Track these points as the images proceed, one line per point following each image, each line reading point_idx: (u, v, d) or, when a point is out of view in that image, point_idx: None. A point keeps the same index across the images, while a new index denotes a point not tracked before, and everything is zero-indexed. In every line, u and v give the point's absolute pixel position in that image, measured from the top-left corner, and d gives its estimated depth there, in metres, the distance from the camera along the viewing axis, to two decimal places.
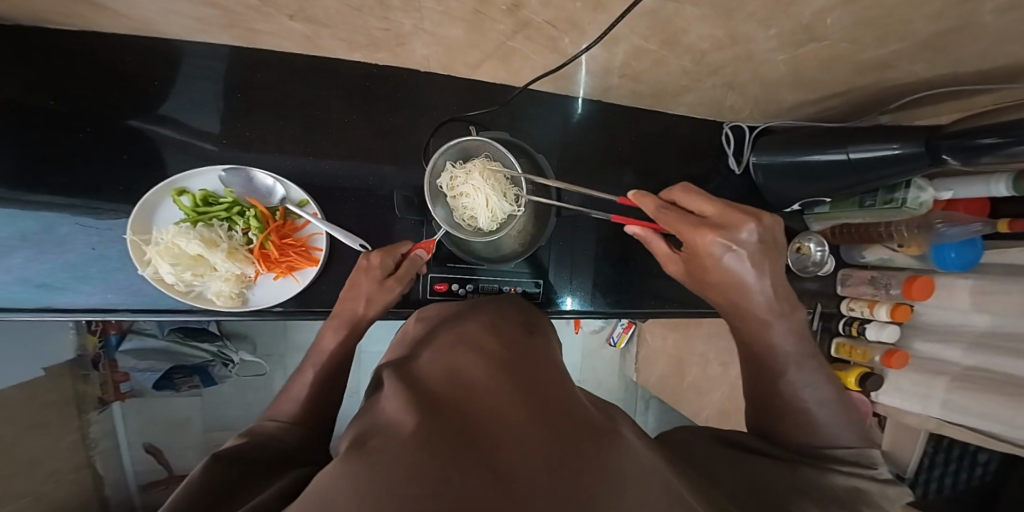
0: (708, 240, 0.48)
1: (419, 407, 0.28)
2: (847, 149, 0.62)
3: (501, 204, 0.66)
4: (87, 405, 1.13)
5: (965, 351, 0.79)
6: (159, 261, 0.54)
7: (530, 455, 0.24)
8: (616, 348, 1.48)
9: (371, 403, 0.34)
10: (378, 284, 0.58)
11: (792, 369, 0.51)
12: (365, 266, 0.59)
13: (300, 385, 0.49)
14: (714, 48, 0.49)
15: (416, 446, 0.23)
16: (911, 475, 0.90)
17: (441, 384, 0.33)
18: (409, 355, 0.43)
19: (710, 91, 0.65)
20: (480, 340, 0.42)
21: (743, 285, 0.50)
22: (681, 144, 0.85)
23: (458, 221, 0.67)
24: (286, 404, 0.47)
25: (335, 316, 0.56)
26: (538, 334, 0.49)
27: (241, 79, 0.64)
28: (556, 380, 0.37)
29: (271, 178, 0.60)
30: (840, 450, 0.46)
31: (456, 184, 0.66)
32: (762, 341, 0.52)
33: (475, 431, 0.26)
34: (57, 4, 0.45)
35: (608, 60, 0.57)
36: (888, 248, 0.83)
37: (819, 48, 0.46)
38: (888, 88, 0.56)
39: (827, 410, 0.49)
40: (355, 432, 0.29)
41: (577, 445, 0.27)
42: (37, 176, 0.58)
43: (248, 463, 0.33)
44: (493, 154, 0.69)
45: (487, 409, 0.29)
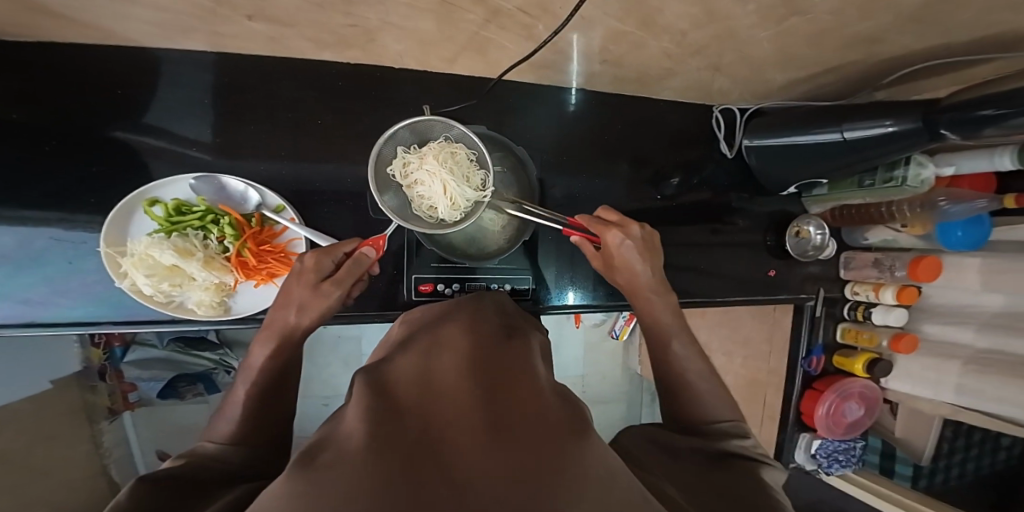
0: (614, 235, 0.61)
1: (381, 412, 0.27)
2: (841, 127, 0.60)
3: (461, 189, 0.61)
4: (97, 415, 1.15)
5: (976, 332, 0.76)
6: (134, 272, 0.54)
7: (492, 453, 0.23)
8: (618, 340, 1.47)
9: (340, 409, 0.33)
10: (311, 290, 0.53)
11: (677, 346, 0.58)
12: (298, 268, 0.54)
13: (234, 404, 0.46)
14: (694, 27, 0.46)
15: (368, 455, 0.22)
16: (927, 462, 0.89)
17: (410, 387, 0.32)
18: (386, 357, 0.42)
19: (696, 74, 0.63)
20: (456, 340, 0.41)
21: (636, 271, 0.61)
22: (672, 129, 0.83)
23: (417, 212, 0.62)
24: (222, 423, 0.44)
25: (266, 327, 0.52)
26: (520, 333, 0.48)
27: (216, 83, 0.63)
28: (531, 379, 0.35)
29: (242, 184, 0.59)
30: (723, 424, 0.50)
31: (409, 170, 0.61)
32: (656, 321, 0.60)
33: (436, 435, 0.25)
34: (17, 14, 0.44)
35: (587, 46, 0.55)
36: (891, 229, 0.80)
37: (803, 22, 0.43)
38: (880, 62, 0.53)
39: (709, 384, 0.54)
40: (317, 439, 0.27)
41: (545, 442, 0.25)
42: (16, 191, 0.57)
43: (188, 483, 0.31)
44: (453, 137, 0.64)
45: (452, 412, 0.27)
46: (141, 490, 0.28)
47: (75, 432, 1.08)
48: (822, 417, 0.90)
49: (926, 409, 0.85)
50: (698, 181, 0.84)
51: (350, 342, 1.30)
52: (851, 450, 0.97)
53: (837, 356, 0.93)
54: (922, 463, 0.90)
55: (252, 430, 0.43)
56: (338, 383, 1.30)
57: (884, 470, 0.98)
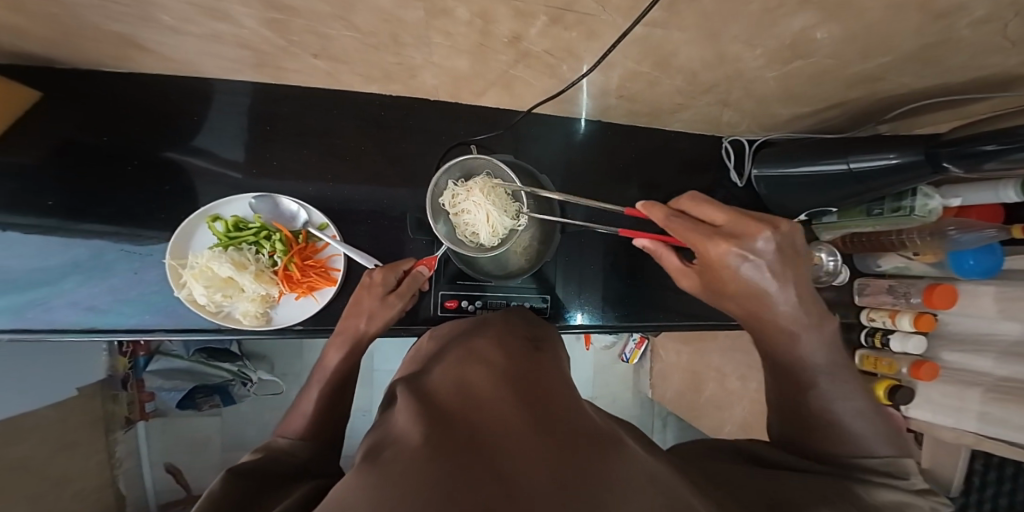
0: (721, 249, 0.46)
1: (431, 419, 0.30)
2: (847, 159, 0.63)
3: (501, 219, 0.66)
4: (115, 424, 1.18)
5: (996, 360, 0.74)
6: (193, 283, 0.58)
7: (533, 458, 0.26)
8: (629, 363, 1.48)
9: (385, 416, 0.36)
10: (378, 301, 0.61)
11: (826, 382, 0.49)
12: (368, 283, 0.61)
13: (309, 401, 0.52)
14: (705, 67, 0.51)
15: (426, 456, 0.25)
16: (957, 494, 0.87)
17: (451, 396, 0.35)
18: (421, 369, 0.45)
19: (706, 108, 0.67)
20: (488, 354, 0.43)
21: (765, 294, 0.47)
22: (684, 159, 0.87)
23: (459, 238, 0.68)
24: (296, 418, 0.49)
25: (339, 333, 0.59)
26: (545, 346, 0.51)
27: (267, 113, 0.69)
28: (561, 390, 0.38)
29: (296, 203, 0.64)
30: (874, 461, 0.44)
31: (457, 201, 0.67)
32: (795, 353, 0.50)
33: (482, 441, 0.27)
34: (109, 49, 0.51)
35: (606, 83, 0.60)
36: (903, 256, 0.82)
37: (807, 64, 0.48)
38: (885, 99, 0.57)
39: (865, 423, 0.47)
40: (371, 441, 0.31)
41: (576, 447, 0.28)
42: (90, 208, 0.63)
43: (262, 475, 0.35)
44: (494, 172, 0.70)
45: (494, 420, 0.30)
46: (230, 480, 0.32)
47: (91, 443, 1.11)
48: None
49: (948, 439, 0.83)
50: None
51: (363, 358, 1.33)
52: None
53: None
54: (952, 495, 0.87)
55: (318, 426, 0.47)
56: None
57: None
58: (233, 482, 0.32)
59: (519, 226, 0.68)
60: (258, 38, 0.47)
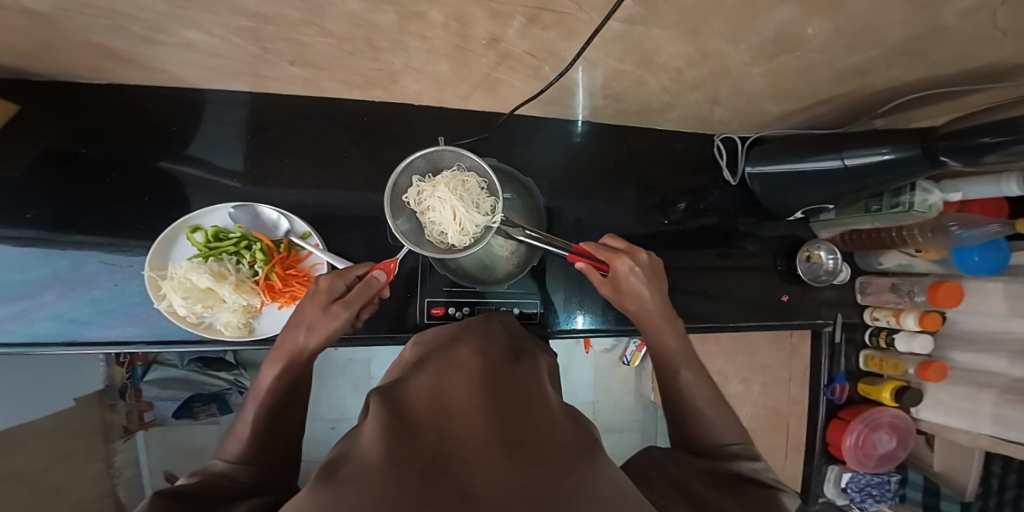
0: (623, 261, 0.62)
1: (399, 432, 0.29)
2: (841, 154, 0.61)
3: (470, 215, 0.63)
4: (112, 434, 1.19)
5: (1008, 359, 0.72)
6: (172, 294, 0.58)
7: (498, 472, 0.24)
8: (630, 366, 1.45)
9: (357, 426, 0.35)
10: (322, 311, 0.56)
11: (681, 366, 0.55)
12: (312, 291, 0.57)
13: (243, 424, 0.48)
14: (689, 65, 0.50)
15: (386, 474, 0.23)
16: (972, 499, 0.83)
17: (425, 407, 0.34)
18: (401, 378, 0.44)
19: (695, 106, 0.66)
20: (468, 362, 0.42)
21: (642, 297, 0.61)
22: (677, 158, 0.85)
23: (428, 237, 0.65)
24: (232, 442, 0.45)
25: (277, 348, 0.54)
26: (530, 355, 0.50)
27: (252, 120, 0.68)
28: (538, 401, 0.36)
29: (276, 212, 0.63)
30: (735, 446, 0.46)
31: (422, 197, 0.64)
32: (659, 340, 0.59)
33: (448, 455, 0.26)
34: (89, 60, 0.51)
35: (591, 83, 0.59)
36: (905, 254, 0.79)
37: (794, 59, 0.46)
38: (878, 94, 0.55)
39: (712, 409, 0.51)
40: (334, 456, 0.29)
41: (543, 459, 0.27)
42: (77, 219, 0.63)
43: (196, 499, 0.32)
44: (464, 166, 0.67)
45: (462, 432, 0.29)
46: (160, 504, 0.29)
47: (87, 452, 1.11)
48: (850, 448, 0.87)
49: (965, 442, 0.79)
50: (704, 207, 0.86)
51: (361, 366, 1.32)
52: (885, 484, 0.93)
53: (862, 384, 0.90)
54: (967, 500, 0.84)
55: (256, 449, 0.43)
56: (346, 406, 1.32)
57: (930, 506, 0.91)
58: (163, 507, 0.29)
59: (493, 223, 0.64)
60: (235, 46, 0.46)
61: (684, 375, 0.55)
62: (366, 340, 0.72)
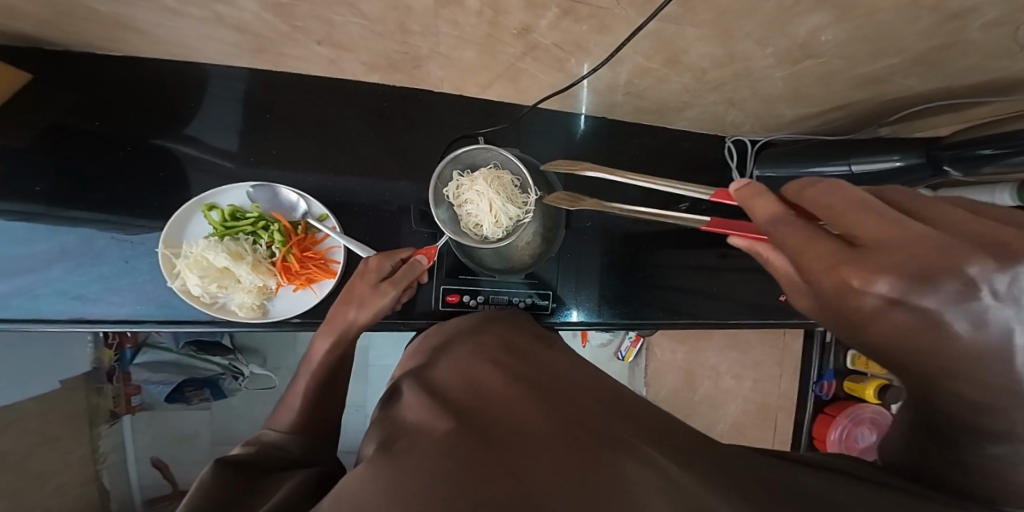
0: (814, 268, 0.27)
1: (443, 410, 0.30)
2: (848, 160, 0.64)
3: (506, 209, 0.65)
4: (99, 418, 1.15)
5: None
6: (187, 273, 0.57)
7: (545, 456, 0.25)
8: (625, 361, 1.48)
9: (392, 408, 0.36)
10: (371, 288, 0.56)
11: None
12: (363, 269, 0.58)
13: (295, 395, 0.51)
14: (714, 66, 0.51)
15: (441, 450, 0.25)
16: None
17: (462, 389, 0.35)
18: (429, 361, 0.45)
19: (712, 106, 0.67)
20: (495, 350, 0.43)
21: (986, 358, 0.24)
22: (686, 157, 0.87)
23: (463, 229, 0.66)
24: (285, 414, 0.48)
25: (327, 321, 0.55)
26: (553, 343, 0.51)
27: (267, 101, 0.67)
28: (567, 387, 0.37)
29: (295, 194, 0.62)
30: None
31: (461, 191, 0.65)
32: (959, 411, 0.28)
33: (499, 438, 0.27)
34: (103, 29, 0.49)
35: (613, 78, 0.60)
36: None
37: (816, 65, 0.48)
38: (890, 102, 0.57)
39: None
40: (380, 434, 0.30)
41: (590, 445, 0.27)
42: (80, 194, 0.61)
43: (252, 468, 0.34)
44: (500, 162, 0.69)
45: (508, 419, 0.30)
46: (222, 471, 0.31)
47: (73, 437, 1.07)
48: (833, 443, 0.89)
49: None
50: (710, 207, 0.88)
51: (359, 353, 1.31)
52: None
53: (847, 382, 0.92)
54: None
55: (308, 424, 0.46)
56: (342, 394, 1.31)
57: None
58: (224, 474, 0.31)
59: (525, 217, 0.67)
60: (263, 24, 0.46)
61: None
62: (377, 327, 0.72)
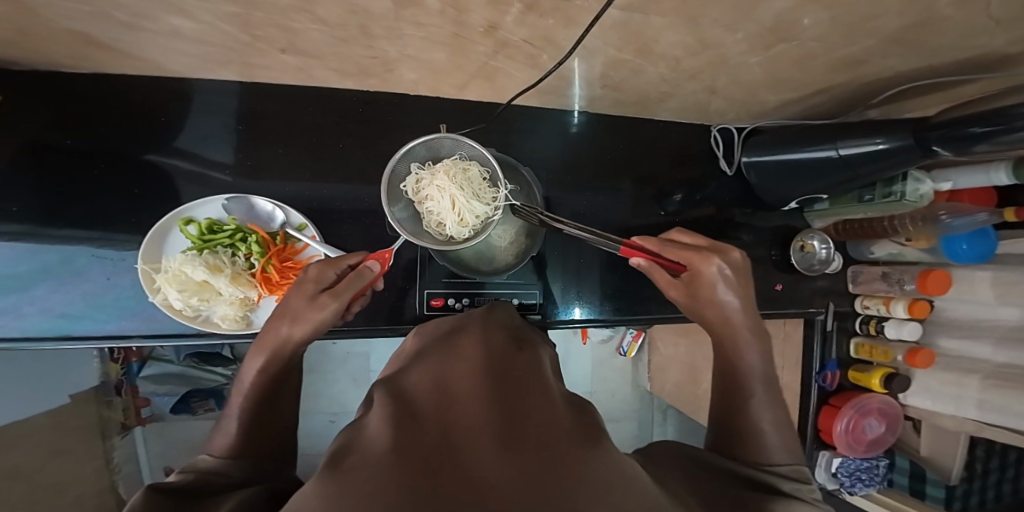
0: (711, 264, 0.55)
1: (399, 419, 0.30)
2: (835, 144, 0.61)
3: (469, 205, 0.62)
4: (110, 430, 1.17)
5: (995, 346, 0.73)
6: (167, 287, 0.57)
7: (492, 463, 0.24)
8: (626, 357, 1.46)
9: (360, 417, 0.35)
10: (309, 300, 0.54)
11: (755, 388, 0.50)
12: (300, 280, 0.55)
13: (232, 418, 0.47)
14: (686, 53, 0.50)
15: (382, 464, 0.24)
16: (957, 482, 0.85)
17: (425, 395, 0.34)
18: (401, 368, 0.44)
19: (693, 95, 0.66)
20: (470, 354, 0.42)
21: (728, 309, 0.54)
22: (674, 148, 0.85)
23: (426, 227, 0.64)
24: (220, 437, 0.44)
25: (261, 337, 0.53)
26: (531, 346, 0.49)
27: (244, 112, 0.67)
28: (534, 392, 0.36)
29: (270, 203, 0.62)
30: (782, 467, 0.43)
31: (421, 186, 0.63)
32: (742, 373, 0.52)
33: (448, 448, 0.26)
34: (73, 48, 0.50)
35: (589, 71, 0.59)
36: (895, 243, 0.80)
37: (792, 48, 0.46)
38: (875, 82, 0.55)
39: (778, 434, 0.46)
40: (335, 444, 0.30)
41: (543, 451, 0.26)
42: (64, 213, 0.62)
43: (187, 493, 0.33)
44: (466, 154, 0.65)
45: (463, 425, 0.29)
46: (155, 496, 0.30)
47: (87, 449, 1.10)
48: (840, 435, 0.88)
49: (949, 427, 0.82)
50: (701, 198, 0.87)
51: (360, 359, 1.32)
52: (873, 468, 0.94)
53: (852, 371, 0.91)
54: (953, 484, 0.86)
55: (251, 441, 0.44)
56: (346, 400, 1.32)
57: (914, 492, 0.93)
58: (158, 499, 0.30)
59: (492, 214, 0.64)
60: (225, 35, 0.45)
61: (755, 392, 0.50)
62: (362, 333, 0.72)
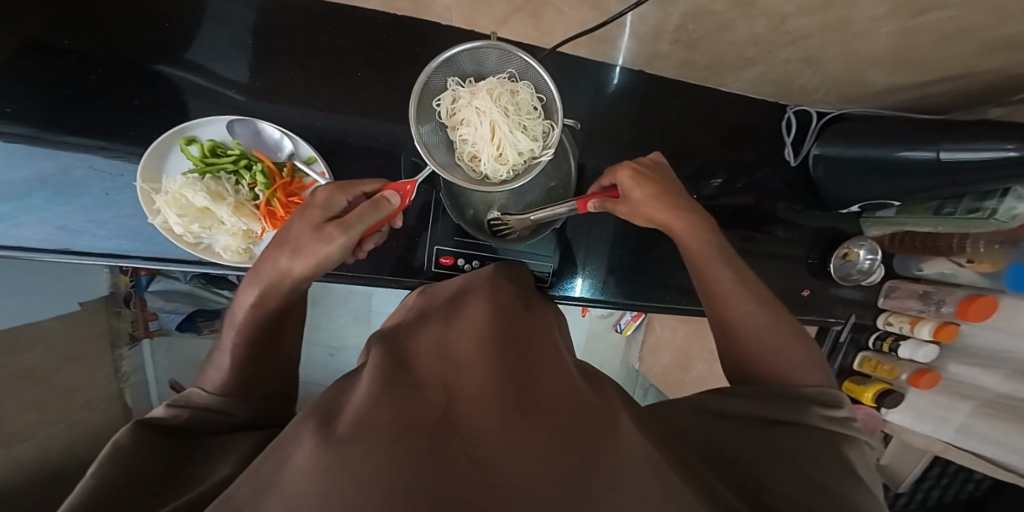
0: (620, 169, 0.56)
1: (403, 390, 0.26)
2: (938, 146, 0.53)
3: (512, 136, 0.55)
4: (120, 340, 1.12)
5: (1004, 376, 0.68)
6: (166, 210, 0.52)
7: (517, 453, 0.21)
8: (622, 334, 1.38)
9: (355, 372, 0.31)
10: (312, 229, 0.42)
11: (736, 300, 0.49)
12: (305, 205, 0.44)
13: (222, 351, 0.41)
14: (798, 11, 0.44)
15: (393, 439, 0.20)
16: (905, 490, 0.88)
17: (428, 362, 0.30)
18: (401, 327, 0.39)
19: (780, 65, 0.58)
20: (476, 319, 0.37)
21: (674, 213, 0.53)
22: (732, 124, 0.76)
23: (457, 159, 0.58)
24: (213, 371, 0.39)
25: (259, 262, 0.43)
26: (539, 313, 0.44)
27: (261, 21, 0.60)
28: (547, 362, 0.31)
29: (278, 131, 0.57)
30: (811, 388, 0.42)
31: (458, 106, 0.56)
32: (733, 306, 0.49)
33: (463, 425, 0.22)
34: None
35: (660, 21, 0.51)
36: (952, 262, 0.71)
37: (942, 20, 0.40)
38: (1008, 73, 0.48)
39: (789, 348, 0.46)
40: (330, 402, 0.26)
41: (563, 444, 0.22)
42: (58, 117, 0.56)
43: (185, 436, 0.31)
44: (515, 73, 0.57)
45: (473, 400, 0.25)
46: (143, 437, 0.28)
47: (99, 356, 1.08)
48: None
49: (916, 444, 0.81)
50: (744, 184, 0.78)
51: (361, 296, 1.29)
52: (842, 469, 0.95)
53: (847, 382, 0.86)
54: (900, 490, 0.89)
55: (249, 375, 0.38)
56: (346, 336, 1.32)
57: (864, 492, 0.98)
58: (149, 442, 0.28)
59: (537, 151, 0.57)
60: None
61: (744, 303, 0.49)
62: (366, 282, 0.68)
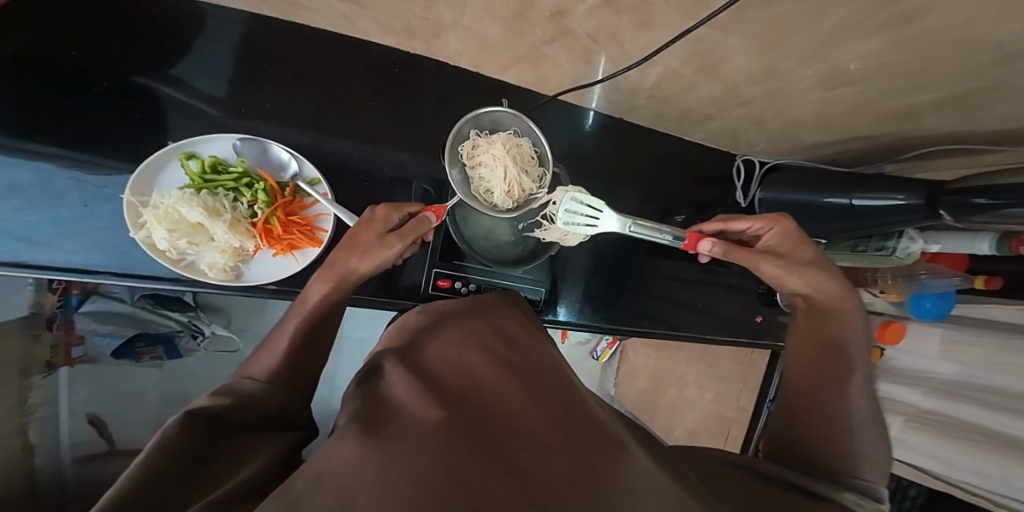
0: (780, 220, 0.58)
1: (442, 401, 0.28)
2: (850, 195, 0.64)
3: (521, 179, 0.61)
4: (32, 367, 0.90)
5: (925, 394, 0.87)
6: (154, 224, 0.51)
7: (544, 461, 0.24)
8: (598, 361, 1.31)
9: (374, 384, 0.33)
10: (376, 237, 0.48)
11: (851, 375, 0.52)
12: (368, 217, 0.50)
13: (280, 337, 0.42)
14: (748, 80, 0.53)
15: (441, 437, 0.23)
16: None
17: (449, 378, 0.33)
18: (411, 343, 0.41)
19: (733, 122, 0.69)
20: (489, 341, 0.40)
21: (829, 280, 0.55)
22: (695, 168, 0.87)
23: (474, 194, 0.61)
24: (263, 357, 0.40)
25: (326, 262, 0.47)
26: (544, 338, 0.46)
27: (266, 48, 0.62)
28: (563, 386, 0.35)
29: (287, 152, 0.58)
30: (860, 481, 0.44)
31: (476, 152, 0.61)
32: (840, 380, 0.51)
33: (500, 437, 0.26)
34: None
35: (640, 80, 0.60)
36: (870, 292, 0.85)
37: (848, 93, 0.51)
38: (904, 139, 0.60)
39: (868, 441, 0.47)
40: (361, 409, 0.29)
41: (584, 454, 0.26)
42: (41, 125, 0.54)
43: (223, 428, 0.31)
44: (520, 130, 0.64)
45: (512, 423, 0.28)
46: (186, 426, 0.29)
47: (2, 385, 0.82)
48: None
49: None
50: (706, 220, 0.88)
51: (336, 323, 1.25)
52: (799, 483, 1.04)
53: None
54: None
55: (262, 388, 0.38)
56: None
57: None
58: (187, 433, 0.29)
59: (538, 192, 0.63)
60: None
61: (851, 385, 0.51)
62: (360, 302, 0.68)
